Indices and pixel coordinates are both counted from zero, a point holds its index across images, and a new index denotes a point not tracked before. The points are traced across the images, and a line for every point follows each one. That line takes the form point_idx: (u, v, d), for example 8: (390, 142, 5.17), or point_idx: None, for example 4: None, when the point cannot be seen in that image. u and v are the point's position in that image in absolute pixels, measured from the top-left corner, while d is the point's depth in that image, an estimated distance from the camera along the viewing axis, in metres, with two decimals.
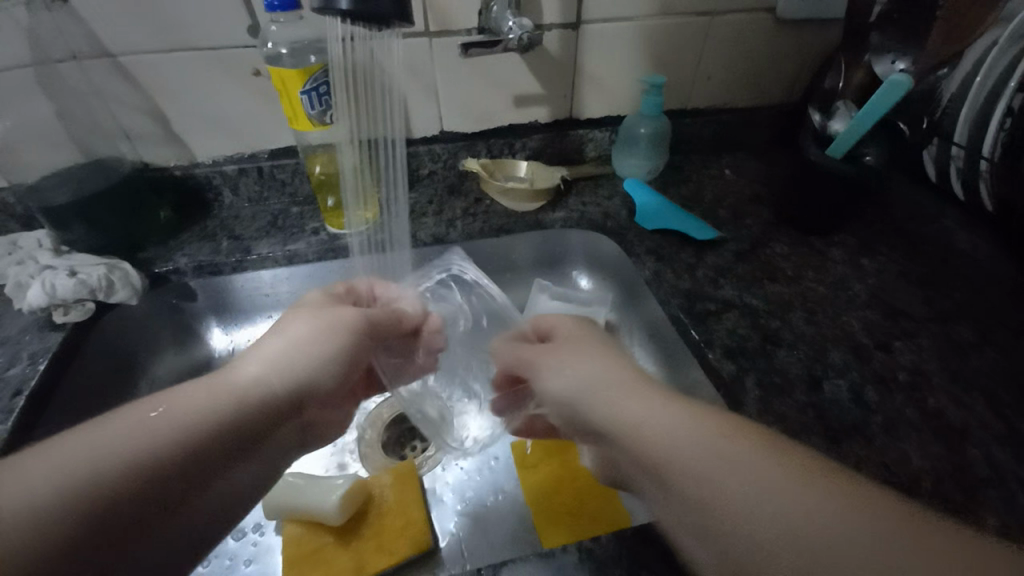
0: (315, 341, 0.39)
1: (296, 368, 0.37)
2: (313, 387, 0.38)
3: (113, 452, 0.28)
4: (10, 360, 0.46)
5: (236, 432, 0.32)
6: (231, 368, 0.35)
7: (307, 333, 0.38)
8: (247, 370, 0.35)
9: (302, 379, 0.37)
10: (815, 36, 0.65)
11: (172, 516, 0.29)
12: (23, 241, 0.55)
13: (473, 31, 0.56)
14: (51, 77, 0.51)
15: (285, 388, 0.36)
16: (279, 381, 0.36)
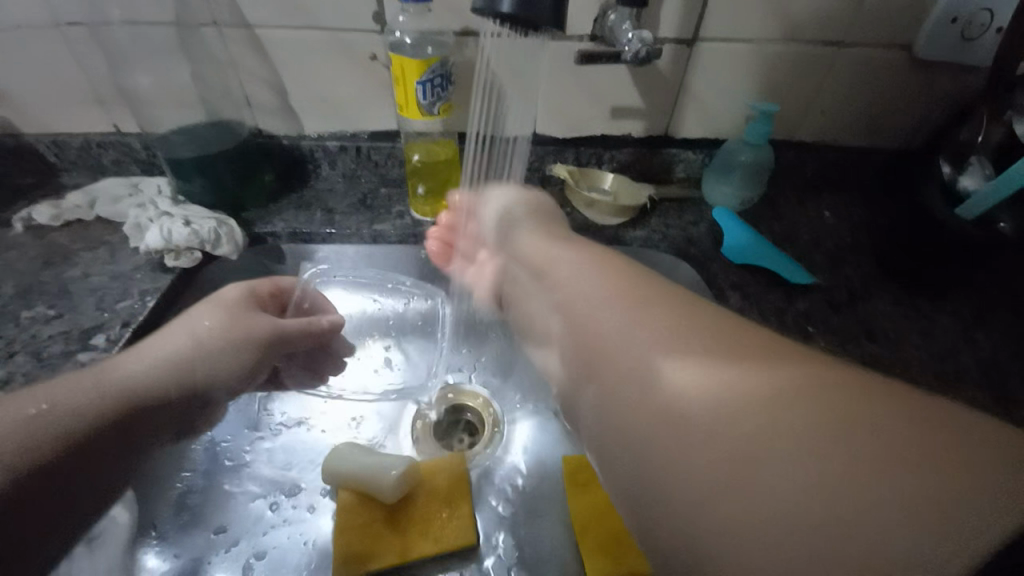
0: (228, 337, 0.45)
1: (194, 365, 0.43)
2: (213, 380, 0.44)
3: (31, 430, 0.34)
4: (123, 293, 0.51)
5: (116, 420, 0.38)
6: (113, 361, 0.41)
7: (215, 332, 0.44)
8: (139, 366, 0.41)
9: (199, 375, 0.43)
10: (955, 82, 0.60)
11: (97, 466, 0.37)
12: (144, 186, 0.60)
13: (586, 39, 0.55)
14: (192, 41, 0.55)
15: (176, 384, 0.42)
16: (186, 367, 0.43)
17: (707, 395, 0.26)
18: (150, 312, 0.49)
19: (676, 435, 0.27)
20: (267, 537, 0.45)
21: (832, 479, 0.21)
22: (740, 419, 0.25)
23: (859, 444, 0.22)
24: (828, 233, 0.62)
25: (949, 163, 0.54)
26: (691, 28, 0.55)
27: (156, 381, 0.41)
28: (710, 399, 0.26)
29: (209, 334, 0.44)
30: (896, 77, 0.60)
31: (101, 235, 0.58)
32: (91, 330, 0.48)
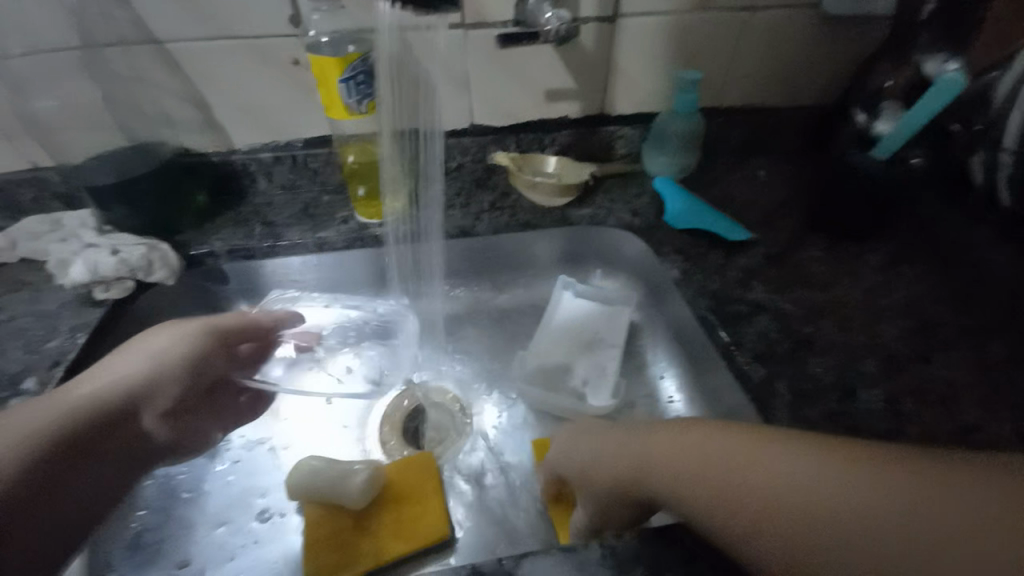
0: (191, 337, 0.47)
1: (139, 376, 0.43)
2: (149, 401, 0.44)
3: None
4: (51, 331, 0.48)
5: (64, 444, 0.37)
6: (72, 385, 0.41)
7: (163, 351, 0.45)
8: (84, 386, 0.41)
9: (137, 387, 0.43)
10: (861, 35, 0.63)
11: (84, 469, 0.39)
12: (66, 220, 0.57)
13: (508, 24, 0.55)
14: (98, 61, 0.53)
15: (117, 396, 0.41)
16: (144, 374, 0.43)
17: (728, 481, 0.29)
18: (81, 349, 0.47)
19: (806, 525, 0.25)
20: (236, 563, 0.43)
21: (843, 532, 0.24)
22: (837, 517, 0.25)
23: (873, 517, 0.24)
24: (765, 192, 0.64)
25: (864, 111, 0.56)
26: (609, 4, 0.56)
27: (106, 398, 0.41)
28: (765, 483, 0.27)
29: (178, 347, 0.46)
30: (807, 35, 0.62)
31: (25, 276, 0.55)
32: (19, 375, 0.45)
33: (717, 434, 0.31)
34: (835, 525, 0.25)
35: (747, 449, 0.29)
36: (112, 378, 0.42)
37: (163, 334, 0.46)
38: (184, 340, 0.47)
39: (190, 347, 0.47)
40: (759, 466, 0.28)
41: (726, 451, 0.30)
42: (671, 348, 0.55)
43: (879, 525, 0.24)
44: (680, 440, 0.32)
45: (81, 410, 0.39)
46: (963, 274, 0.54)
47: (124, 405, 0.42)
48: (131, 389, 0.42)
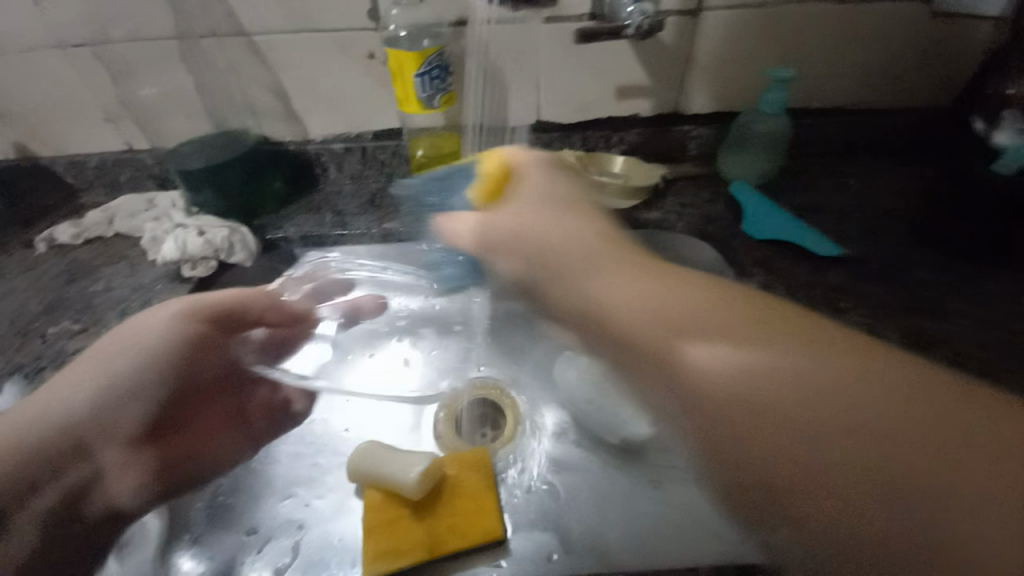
0: (138, 349, 0.46)
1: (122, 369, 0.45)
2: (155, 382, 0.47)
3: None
4: (144, 304, 0.52)
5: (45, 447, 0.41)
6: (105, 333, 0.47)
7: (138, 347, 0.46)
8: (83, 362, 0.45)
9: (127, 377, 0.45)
10: (991, 28, 0.55)
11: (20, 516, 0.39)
12: (160, 200, 0.61)
13: (586, 17, 0.54)
14: (194, 53, 0.56)
15: (112, 386, 0.45)
16: (125, 371, 0.45)
17: (839, 400, 0.29)
18: None
19: (781, 443, 0.30)
20: (299, 536, 0.45)
21: (983, 486, 0.24)
22: (899, 439, 0.26)
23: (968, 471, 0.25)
24: (857, 202, 0.59)
25: (981, 118, 0.51)
26: None
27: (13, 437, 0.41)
28: (868, 418, 0.28)
29: (124, 359, 0.46)
30: (917, 30, 0.56)
31: (121, 250, 0.60)
32: None
33: (807, 362, 0.31)
34: (912, 462, 0.26)
35: (876, 403, 0.28)
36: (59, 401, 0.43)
37: (145, 319, 0.48)
38: (146, 345, 0.46)
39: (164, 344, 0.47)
40: (877, 392, 0.28)
41: (863, 406, 0.28)
42: None
43: (899, 452, 0.26)
44: (856, 358, 0.30)
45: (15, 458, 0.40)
46: None
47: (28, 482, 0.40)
48: (84, 418, 0.43)
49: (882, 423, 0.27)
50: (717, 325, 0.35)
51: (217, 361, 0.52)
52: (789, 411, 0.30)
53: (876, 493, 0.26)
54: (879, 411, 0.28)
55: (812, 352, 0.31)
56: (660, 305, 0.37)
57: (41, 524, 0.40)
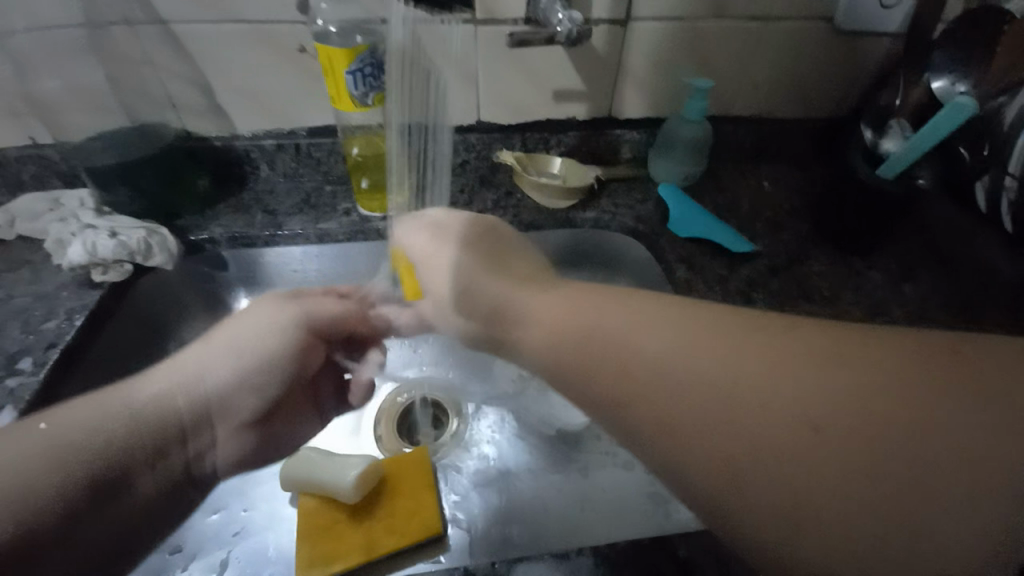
0: (282, 333, 0.44)
1: (252, 350, 0.43)
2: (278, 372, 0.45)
3: (129, 414, 0.36)
4: (47, 313, 0.48)
5: (152, 430, 0.36)
6: (255, 311, 0.44)
7: (272, 345, 0.44)
8: (218, 342, 0.42)
9: (255, 360, 0.43)
10: (877, 49, 0.62)
11: (149, 474, 0.36)
12: (65, 200, 0.56)
13: (520, 22, 0.55)
14: (102, 40, 0.52)
15: (240, 367, 0.42)
16: (254, 354, 0.43)
17: (787, 379, 0.25)
18: (79, 332, 0.47)
19: (678, 405, 0.26)
20: (230, 548, 0.43)
21: (862, 437, 0.22)
22: (802, 425, 0.24)
23: (912, 440, 0.22)
24: (768, 203, 0.65)
25: (870, 128, 0.56)
26: (621, 6, 0.55)
27: (165, 398, 0.38)
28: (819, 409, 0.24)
29: (266, 339, 0.43)
30: (818, 47, 0.61)
31: (23, 254, 0.54)
32: (15, 353, 0.45)
33: (727, 355, 0.27)
34: (848, 441, 0.23)
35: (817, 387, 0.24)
36: (205, 376, 0.40)
37: (263, 310, 0.44)
38: (269, 330, 0.43)
39: (285, 341, 0.44)
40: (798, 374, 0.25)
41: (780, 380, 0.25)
42: None
43: (833, 424, 0.23)
44: (756, 347, 0.26)
45: (160, 426, 0.37)
46: (960, 294, 0.54)
47: (159, 451, 0.37)
48: (222, 393, 0.41)
49: (830, 410, 0.23)
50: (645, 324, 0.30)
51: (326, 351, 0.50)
52: (705, 406, 0.26)
53: (755, 439, 0.24)
54: (812, 389, 0.24)
55: (731, 344, 0.27)
56: (586, 325, 0.32)
57: (162, 488, 0.38)
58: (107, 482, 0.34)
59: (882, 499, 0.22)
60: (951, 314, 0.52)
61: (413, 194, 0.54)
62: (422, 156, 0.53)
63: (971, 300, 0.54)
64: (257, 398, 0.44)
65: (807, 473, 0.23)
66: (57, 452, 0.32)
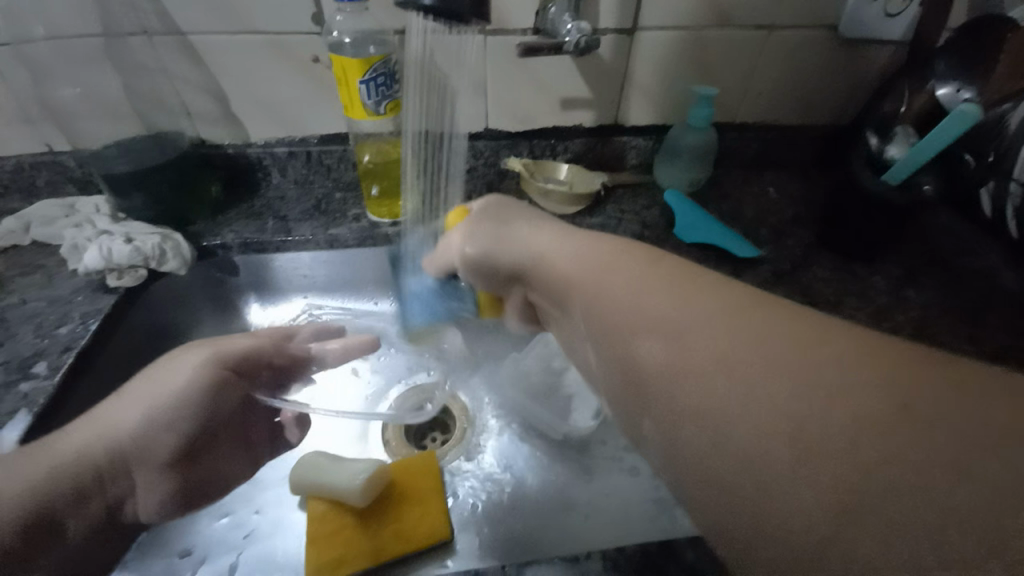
0: (192, 377, 0.41)
1: (170, 400, 0.40)
2: (195, 416, 0.42)
3: (44, 475, 0.34)
4: (62, 317, 0.49)
5: (65, 490, 0.34)
6: (171, 360, 0.41)
7: (192, 393, 0.41)
8: (128, 398, 0.39)
9: (178, 409, 0.40)
10: (880, 57, 0.63)
11: (61, 533, 0.34)
12: (81, 205, 0.57)
13: (528, 32, 0.56)
14: (120, 50, 0.54)
15: (164, 417, 0.39)
16: (173, 404, 0.40)
17: (748, 365, 0.23)
18: (93, 335, 0.47)
19: (676, 369, 0.25)
20: (240, 552, 0.44)
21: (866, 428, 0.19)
22: (755, 401, 0.22)
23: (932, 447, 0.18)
24: (774, 209, 0.65)
25: (875, 136, 0.56)
26: (628, 16, 0.56)
27: (86, 452, 0.36)
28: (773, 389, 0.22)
29: (176, 388, 0.40)
30: (822, 55, 0.62)
31: (39, 259, 0.55)
32: (31, 357, 0.45)
33: (739, 323, 0.24)
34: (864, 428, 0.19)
35: (782, 364, 0.22)
36: (110, 429, 0.37)
37: (175, 360, 0.41)
38: (192, 378, 0.41)
39: (204, 388, 0.42)
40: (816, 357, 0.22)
41: (743, 351, 0.23)
42: None
43: (828, 404, 0.20)
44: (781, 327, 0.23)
45: (63, 485, 0.34)
46: (969, 300, 0.54)
47: (63, 517, 0.34)
48: (137, 443, 0.38)
49: (789, 390, 0.21)
50: (659, 296, 0.28)
51: (248, 388, 0.46)
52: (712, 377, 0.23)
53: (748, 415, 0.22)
54: (773, 369, 0.22)
55: (747, 316, 0.25)
56: (599, 271, 0.33)
57: (84, 537, 0.36)
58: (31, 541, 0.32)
59: (826, 488, 0.19)
60: (959, 320, 0.52)
61: (422, 198, 0.54)
62: (433, 162, 0.55)
63: (981, 305, 0.54)
64: (177, 447, 0.41)
65: (747, 448, 0.21)
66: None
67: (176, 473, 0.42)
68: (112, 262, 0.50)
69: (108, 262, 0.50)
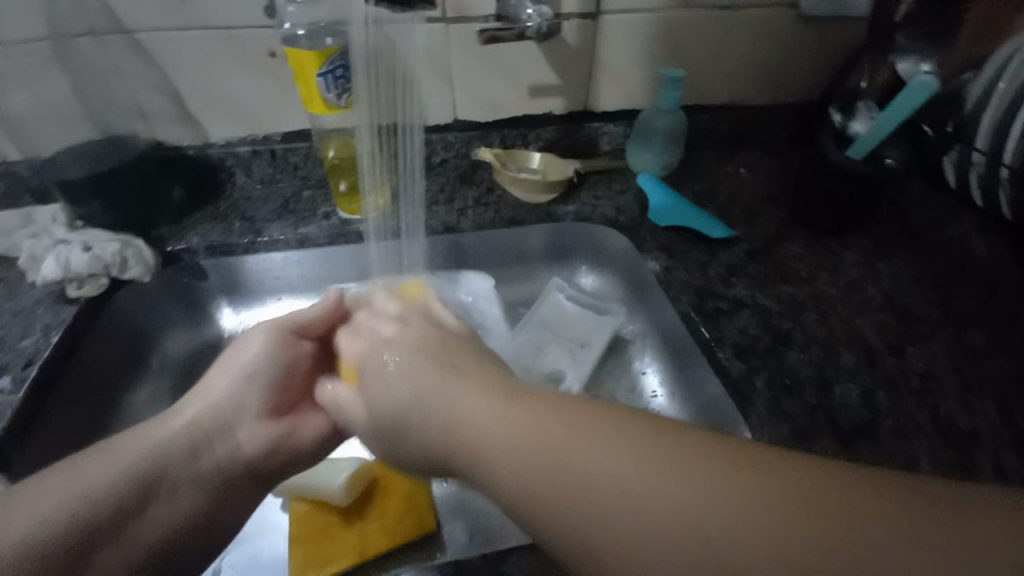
0: (278, 351, 0.43)
1: (244, 369, 0.42)
2: (278, 375, 0.44)
3: (137, 455, 0.36)
4: (23, 331, 0.47)
5: (159, 459, 0.36)
6: (239, 344, 0.43)
7: (264, 357, 0.43)
8: (214, 377, 0.41)
9: (256, 373, 0.42)
10: (841, 33, 0.63)
11: (179, 486, 0.37)
12: (37, 215, 0.55)
13: (491, 18, 0.55)
14: (66, 51, 0.51)
15: (241, 381, 0.42)
16: (249, 371, 0.42)
17: (685, 491, 0.23)
18: (58, 347, 0.46)
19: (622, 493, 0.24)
20: (221, 558, 0.43)
21: (815, 520, 0.21)
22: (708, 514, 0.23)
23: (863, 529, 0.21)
24: (745, 188, 0.65)
25: (839, 111, 0.56)
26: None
27: (189, 430, 0.38)
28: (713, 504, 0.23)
29: (254, 355, 0.42)
30: (785, 33, 0.62)
31: None
32: None
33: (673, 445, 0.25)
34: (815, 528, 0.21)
35: (723, 485, 0.23)
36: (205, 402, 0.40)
37: (242, 341, 0.44)
38: (269, 348, 0.43)
39: (275, 352, 0.43)
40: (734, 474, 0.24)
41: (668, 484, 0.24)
42: (653, 349, 0.56)
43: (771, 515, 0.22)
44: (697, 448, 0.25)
45: (177, 444, 0.37)
46: (936, 268, 0.55)
47: (178, 473, 0.37)
48: (228, 404, 0.41)
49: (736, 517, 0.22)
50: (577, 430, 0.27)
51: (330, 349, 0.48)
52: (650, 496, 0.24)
53: (696, 525, 0.23)
54: (699, 488, 0.23)
55: (672, 436, 0.26)
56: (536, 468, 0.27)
57: (196, 499, 0.38)
58: (128, 507, 0.35)
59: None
60: (925, 288, 0.53)
61: (392, 194, 0.55)
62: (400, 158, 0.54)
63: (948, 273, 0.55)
64: (259, 412, 0.42)
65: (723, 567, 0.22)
66: (78, 491, 0.34)
67: (275, 427, 0.42)
68: (69, 269, 0.49)
69: (63, 269, 0.48)
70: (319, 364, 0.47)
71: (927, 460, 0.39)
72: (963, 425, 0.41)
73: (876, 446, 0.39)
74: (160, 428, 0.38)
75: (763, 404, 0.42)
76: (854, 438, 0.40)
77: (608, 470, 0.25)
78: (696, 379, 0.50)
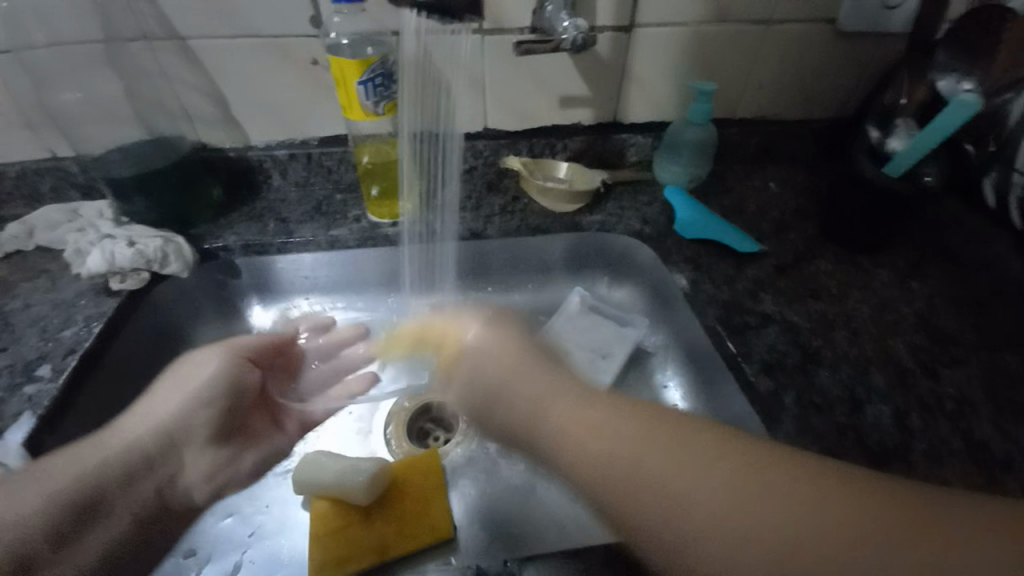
0: (217, 377, 0.47)
1: (176, 394, 0.45)
2: (222, 400, 0.47)
3: (100, 466, 0.40)
4: (66, 320, 0.49)
5: (105, 470, 0.40)
6: (200, 361, 0.48)
7: (216, 381, 0.47)
8: (173, 399, 0.45)
9: (191, 398, 0.45)
10: (879, 49, 0.62)
11: (116, 504, 0.40)
12: (83, 210, 0.57)
13: (526, 30, 0.56)
14: (120, 55, 0.54)
15: (179, 404, 0.45)
16: (177, 396, 0.45)
17: (720, 466, 0.28)
18: (96, 338, 0.48)
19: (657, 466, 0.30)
20: (243, 550, 0.44)
21: (809, 502, 0.26)
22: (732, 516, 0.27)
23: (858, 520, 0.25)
24: (775, 203, 0.65)
25: (876, 128, 0.55)
26: (626, 13, 0.56)
27: (132, 445, 0.42)
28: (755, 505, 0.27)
29: (199, 380, 0.46)
30: (821, 49, 0.62)
31: (43, 264, 0.56)
32: (35, 360, 0.46)
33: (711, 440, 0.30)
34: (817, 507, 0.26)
35: (745, 471, 0.28)
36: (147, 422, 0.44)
37: (196, 360, 0.48)
38: (213, 372, 0.47)
39: (219, 374, 0.47)
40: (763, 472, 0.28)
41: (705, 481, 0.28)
42: (676, 362, 0.56)
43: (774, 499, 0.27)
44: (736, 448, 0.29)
45: (128, 457, 0.41)
46: (974, 290, 0.53)
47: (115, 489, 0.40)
48: (176, 422, 0.45)
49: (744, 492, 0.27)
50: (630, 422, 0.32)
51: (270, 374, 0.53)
52: (685, 474, 0.29)
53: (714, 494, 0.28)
54: (726, 476, 0.28)
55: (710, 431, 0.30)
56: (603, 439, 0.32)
57: (129, 516, 0.41)
58: (85, 506, 0.38)
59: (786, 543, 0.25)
60: (962, 310, 0.51)
61: (421, 198, 0.55)
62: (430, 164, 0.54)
63: (988, 295, 0.53)
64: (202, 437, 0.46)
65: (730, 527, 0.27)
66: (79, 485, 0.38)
67: (209, 453, 0.46)
68: (117, 261, 0.51)
69: (111, 261, 0.51)
70: (264, 386, 0.52)
71: (961, 487, 0.37)
72: (998, 450, 0.39)
73: (909, 471, 0.38)
74: (108, 442, 0.41)
75: (790, 422, 0.41)
76: (885, 462, 0.39)
77: (643, 448, 0.31)
78: (719, 394, 0.49)
